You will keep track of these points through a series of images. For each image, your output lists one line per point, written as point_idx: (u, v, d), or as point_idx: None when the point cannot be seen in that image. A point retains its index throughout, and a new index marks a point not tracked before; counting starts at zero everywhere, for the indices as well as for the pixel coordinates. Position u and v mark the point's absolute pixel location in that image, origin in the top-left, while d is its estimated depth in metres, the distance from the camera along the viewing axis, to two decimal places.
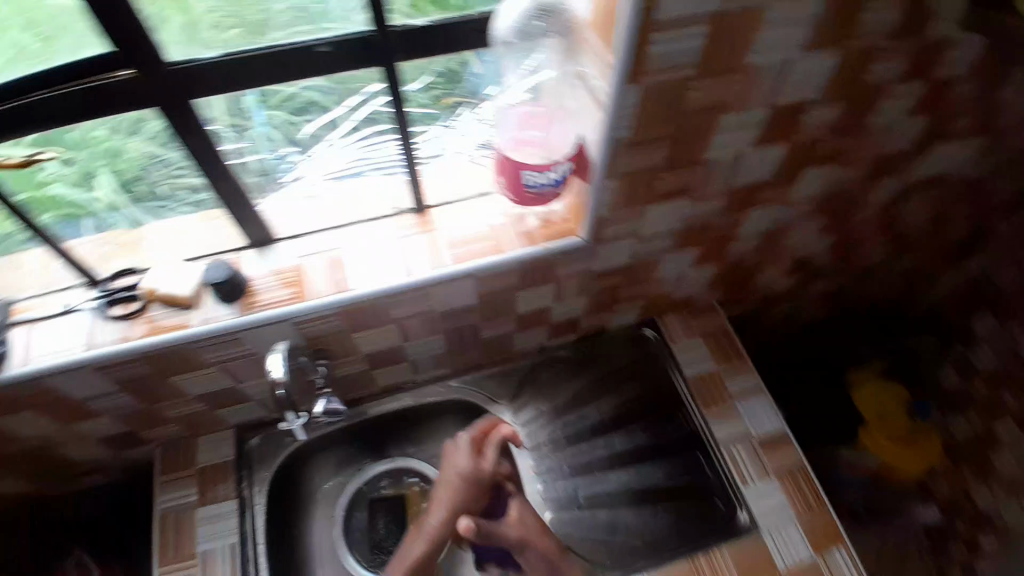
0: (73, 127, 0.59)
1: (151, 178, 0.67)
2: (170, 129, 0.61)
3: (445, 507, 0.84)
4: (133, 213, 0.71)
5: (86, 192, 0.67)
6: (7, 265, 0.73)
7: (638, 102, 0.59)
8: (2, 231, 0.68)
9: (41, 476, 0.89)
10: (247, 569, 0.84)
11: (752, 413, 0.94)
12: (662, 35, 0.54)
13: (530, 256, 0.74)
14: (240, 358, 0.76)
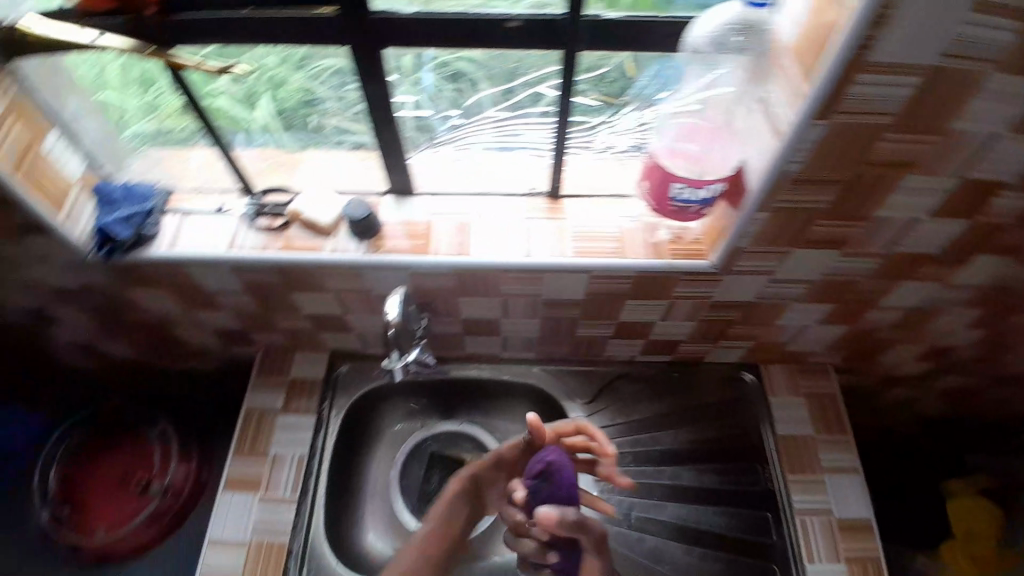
0: (252, 51, 0.66)
1: (305, 110, 0.74)
2: (339, 68, 0.67)
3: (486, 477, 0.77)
4: (280, 138, 0.79)
5: (248, 111, 0.74)
6: (174, 156, 0.82)
7: (820, 141, 0.55)
8: (177, 124, 0.77)
9: (162, 346, 0.99)
10: (309, 483, 0.89)
11: (839, 490, 0.89)
12: (867, 78, 0.50)
13: (652, 269, 0.71)
14: (355, 290, 0.81)
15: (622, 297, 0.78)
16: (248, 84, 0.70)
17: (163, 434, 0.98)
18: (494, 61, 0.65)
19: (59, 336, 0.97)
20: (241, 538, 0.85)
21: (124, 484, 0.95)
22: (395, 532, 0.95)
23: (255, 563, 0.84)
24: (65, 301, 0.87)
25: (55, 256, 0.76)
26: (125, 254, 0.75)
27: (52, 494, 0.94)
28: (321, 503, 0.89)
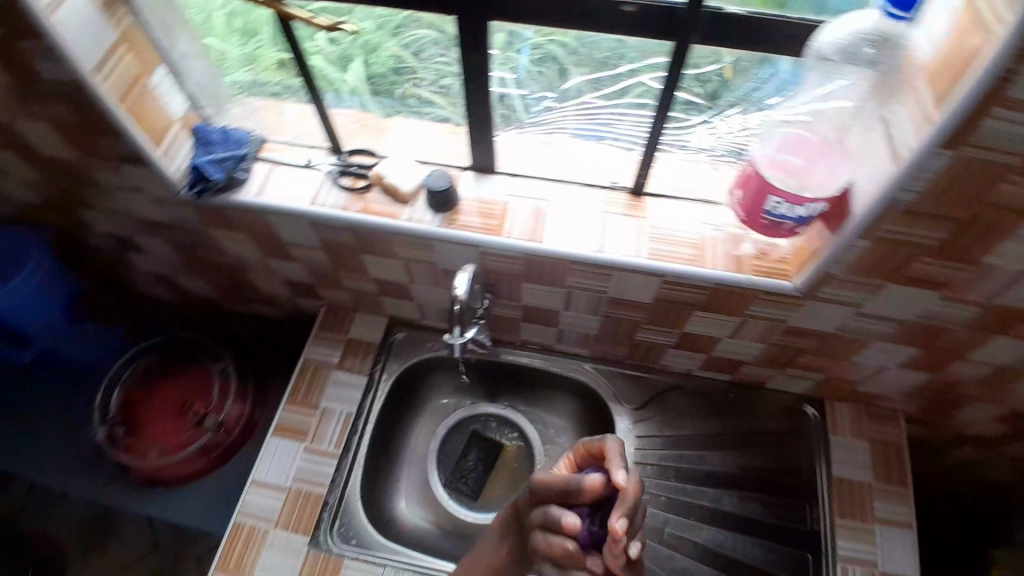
0: (355, 12, 0.67)
1: (393, 78, 0.75)
2: (435, 38, 0.67)
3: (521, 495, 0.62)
4: (366, 101, 0.80)
5: (340, 73, 0.75)
6: (269, 108, 0.85)
7: (942, 173, 0.51)
8: (274, 77, 0.79)
9: (234, 288, 1.03)
10: (351, 441, 0.91)
11: (890, 547, 0.83)
12: (1008, 113, 0.45)
13: (731, 282, 0.68)
14: (422, 260, 0.81)
15: (692, 306, 0.76)
16: (343, 46, 0.72)
17: (223, 372, 1.03)
18: (586, 49, 0.63)
19: (143, 265, 1.03)
20: (281, 482, 0.88)
21: (181, 414, 1.00)
22: (427, 504, 0.97)
23: (291, 508, 0.86)
24: (153, 233, 0.91)
25: (150, 189, 0.80)
26: (214, 195, 0.78)
27: (111, 414, 0.99)
28: (360, 464, 0.91)
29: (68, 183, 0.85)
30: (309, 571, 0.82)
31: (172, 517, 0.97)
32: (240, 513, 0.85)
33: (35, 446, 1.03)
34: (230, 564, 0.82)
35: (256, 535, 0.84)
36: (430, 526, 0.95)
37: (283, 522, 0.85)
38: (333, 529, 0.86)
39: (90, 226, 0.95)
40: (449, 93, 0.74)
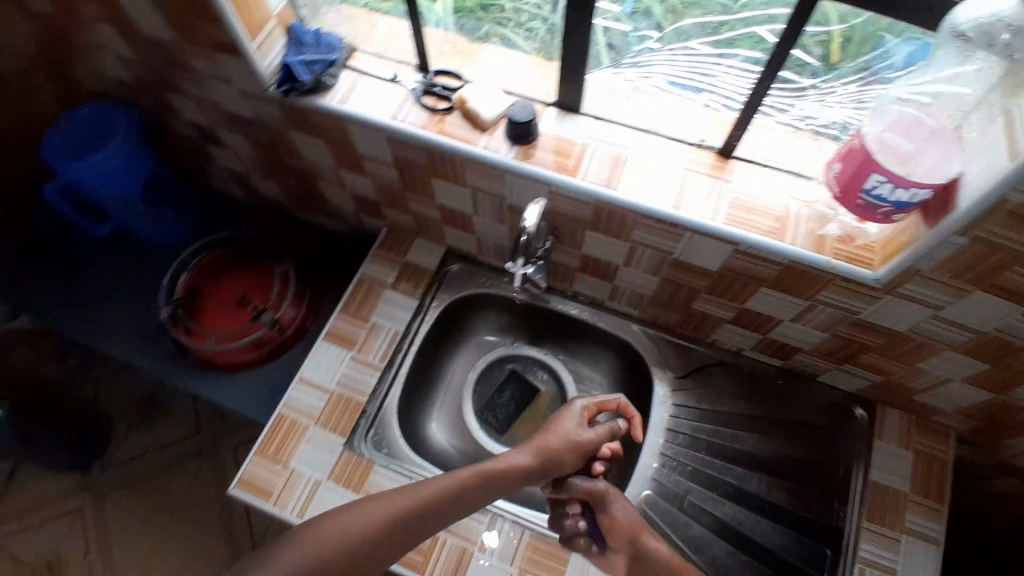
0: None
1: (479, 14, 0.77)
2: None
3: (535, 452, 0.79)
4: (450, 28, 0.81)
5: (430, 3, 0.77)
6: (362, 17, 0.85)
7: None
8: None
9: (304, 195, 1.06)
10: (395, 357, 0.94)
11: (910, 560, 0.79)
12: None
13: (808, 260, 0.66)
14: (491, 193, 0.81)
15: (759, 283, 0.74)
16: None
17: (283, 274, 1.06)
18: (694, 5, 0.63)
19: (223, 160, 1.06)
20: (327, 385, 0.92)
21: (241, 307, 1.05)
22: (456, 431, 1.00)
23: (332, 410, 0.90)
24: (236, 128, 0.94)
25: (241, 82, 0.81)
26: (302, 96, 0.79)
27: (177, 296, 1.04)
28: (399, 380, 0.94)
29: (163, 67, 0.87)
30: (340, 469, 0.86)
31: (220, 400, 1.03)
32: (285, 405, 0.90)
33: (106, 314, 1.11)
34: (270, 450, 0.87)
35: (298, 428, 0.89)
36: (455, 452, 0.98)
37: (323, 421, 0.89)
38: (366, 436, 0.90)
39: (179, 113, 0.98)
40: (533, 37, 0.76)
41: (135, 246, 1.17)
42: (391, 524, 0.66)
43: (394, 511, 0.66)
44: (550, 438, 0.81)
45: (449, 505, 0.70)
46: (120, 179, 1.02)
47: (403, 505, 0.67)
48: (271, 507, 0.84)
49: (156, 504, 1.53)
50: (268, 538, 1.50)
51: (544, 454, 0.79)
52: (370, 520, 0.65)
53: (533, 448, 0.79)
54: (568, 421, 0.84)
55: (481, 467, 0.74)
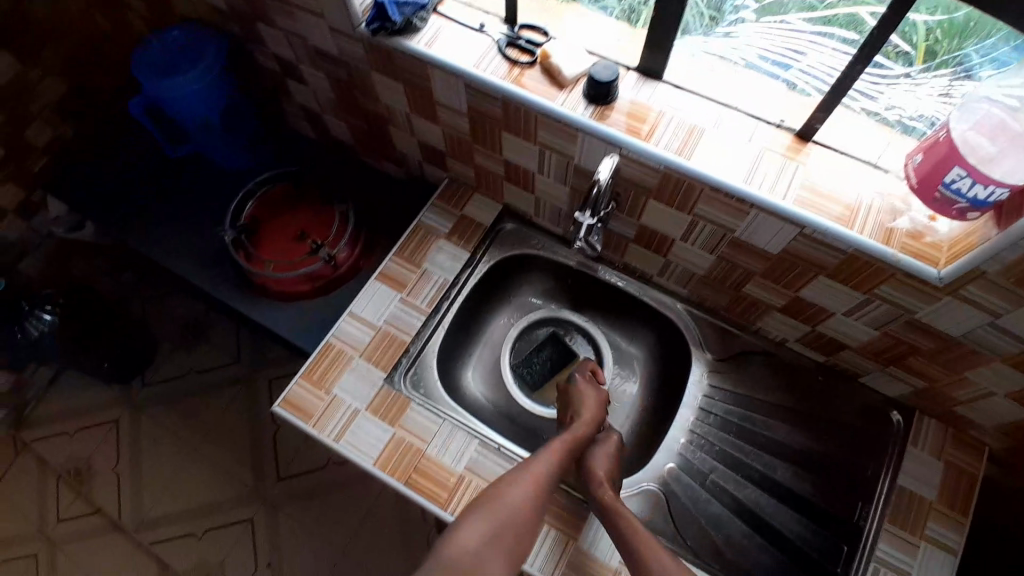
0: None
1: None
2: None
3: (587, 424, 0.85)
4: None
5: None
6: None
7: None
8: None
9: (372, 138, 1.08)
10: (443, 303, 0.97)
11: (927, 566, 0.80)
12: None
13: (873, 251, 0.66)
14: (561, 152, 0.82)
15: (818, 270, 0.74)
16: None
17: (342, 213, 1.10)
18: None
19: (298, 95, 1.09)
20: (373, 321, 0.94)
21: (299, 241, 1.09)
22: (491, 383, 1.03)
23: (376, 345, 0.93)
24: (318, 64, 0.96)
25: (332, 17, 0.83)
26: (388, 37, 0.80)
27: (240, 222, 1.08)
28: (443, 326, 0.97)
29: None
30: (378, 402, 0.89)
31: (270, 325, 1.07)
32: (333, 334, 0.93)
33: (171, 232, 1.16)
34: (314, 376, 0.90)
35: (343, 358, 0.92)
36: (488, 403, 1.01)
37: (367, 354, 0.92)
38: (406, 374, 0.93)
39: (263, 44, 1.01)
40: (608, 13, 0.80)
41: (204, 170, 1.22)
42: (526, 510, 0.72)
43: (522, 494, 0.73)
44: (589, 406, 0.88)
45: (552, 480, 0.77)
46: (199, 102, 1.06)
47: (526, 490, 0.74)
48: (310, 428, 0.87)
49: (190, 424, 1.60)
50: (290, 469, 1.56)
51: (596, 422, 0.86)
52: (511, 509, 0.71)
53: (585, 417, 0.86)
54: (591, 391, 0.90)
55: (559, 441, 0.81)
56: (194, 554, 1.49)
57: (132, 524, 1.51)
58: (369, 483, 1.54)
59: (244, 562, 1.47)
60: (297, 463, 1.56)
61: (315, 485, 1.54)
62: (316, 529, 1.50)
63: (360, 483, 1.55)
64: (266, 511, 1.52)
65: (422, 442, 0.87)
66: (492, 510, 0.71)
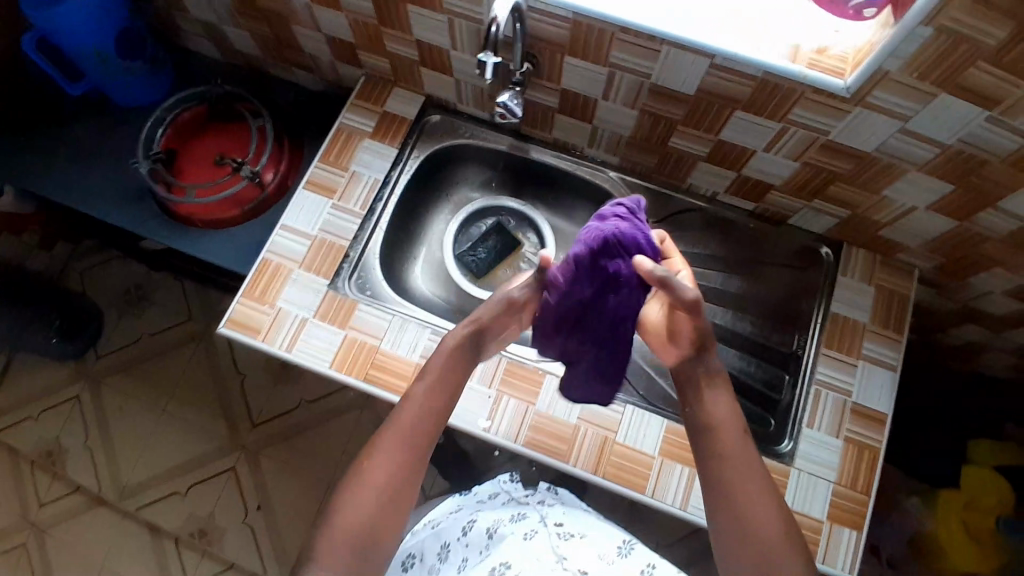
0: None
1: None
2: None
3: (468, 323, 0.76)
4: None
5: None
6: None
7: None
8: None
9: (280, 45, 1.03)
10: (376, 204, 0.95)
11: (866, 380, 0.87)
12: None
13: (781, 73, 0.67)
14: (469, 18, 0.79)
15: (733, 105, 0.75)
16: None
17: (260, 127, 1.05)
18: None
19: (194, 8, 1.02)
20: (307, 230, 0.91)
21: (219, 163, 1.05)
22: (439, 280, 1.02)
23: (315, 253, 0.90)
24: None
25: None
26: None
27: (154, 151, 1.03)
28: (382, 227, 0.95)
29: None
30: (325, 307, 0.88)
31: (206, 255, 1.03)
32: (268, 249, 0.90)
33: (85, 179, 1.09)
34: (256, 291, 0.88)
35: (281, 272, 0.89)
36: (438, 299, 1.01)
37: (306, 264, 0.90)
38: (350, 278, 0.91)
39: None
40: None
41: (109, 111, 1.14)
42: (397, 470, 0.67)
43: (392, 457, 0.67)
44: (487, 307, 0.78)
45: (422, 437, 0.69)
46: (100, 29, 0.98)
47: (396, 449, 0.68)
48: (259, 342, 0.86)
49: (153, 387, 1.57)
50: (264, 414, 1.55)
51: (485, 327, 0.76)
52: (382, 477, 0.66)
53: (473, 322, 0.76)
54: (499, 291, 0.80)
55: (421, 388, 0.72)
56: (184, 510, 1.49)
57: (115, 493, 1.50)
58: (347, 414, 1.56)
59: (233, 510, 1.49)
60: (269, 408, 1.56)
61: (291, 425, 1.54)
62: (301, 468, 1.52)
63: (338, 415, 1.56)
64: (247, 459, 1.52)
65: (375, 339, 0.87)
66: (349, 501, 0.65)
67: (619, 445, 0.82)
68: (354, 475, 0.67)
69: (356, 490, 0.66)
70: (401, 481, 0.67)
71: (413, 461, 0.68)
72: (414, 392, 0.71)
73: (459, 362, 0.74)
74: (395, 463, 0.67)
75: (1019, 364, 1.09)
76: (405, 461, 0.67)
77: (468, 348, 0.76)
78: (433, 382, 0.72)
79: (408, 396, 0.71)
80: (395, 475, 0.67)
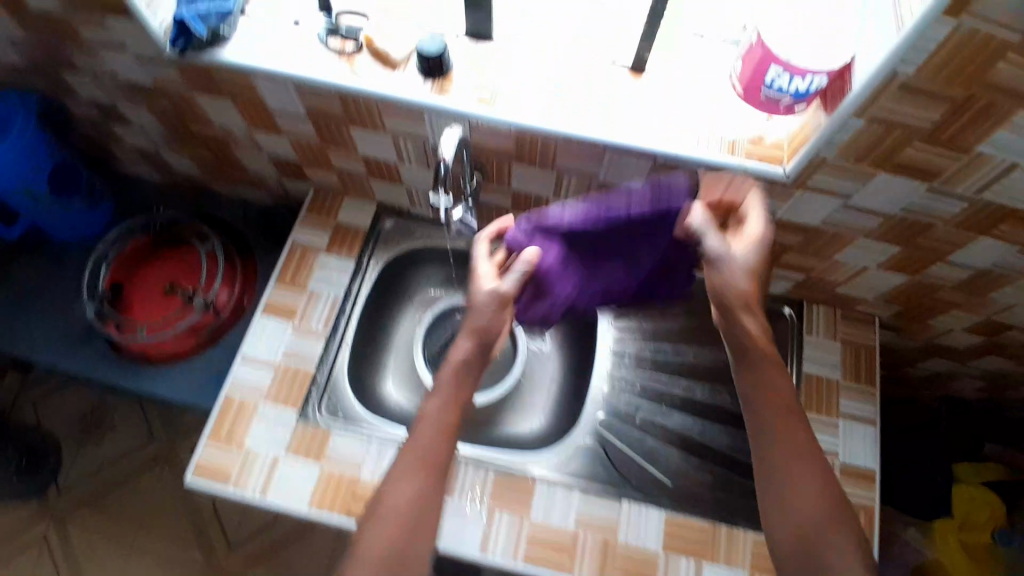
0: None
1: None
2: None
3: (470, 335, 0.70)
4: None
5: None
6: None
7: (945, 45, 0.51)
8: None
9: (221, 166, 1.01)
10: (340, 319, 0.92)
11: (849, 438, 0.88)
12: None
13: (722, 166, 0.69)
14: (413, 137, 0.79)
15: None
16: None
17: (209, 252, 1.02)
18: None
19: (129, 138, 1.01)
20: (269, 358, 0.88)
21: (169, 294, 1.01)
22: (414, 386, 1.00)
23: (281, 383, 0.87)
24: (134, 98, 0.88)
25: (134, 46, 0.76)
26: (198, 54, 0.74)
27: (99, 292, 0.99)
28: (348, 343, 0.92)
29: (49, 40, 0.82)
30: (297, 442, 0.84)
31: (165, 393, 0.98)
32: (230, 385, 0.86)
33: (27, 324, 1.03)
34: (221, 434, 0.84)
35: (246, 408, 0.85)
36: (415, 408, 0.98)
37: (273, 396, 0.86)
38: (320, 405, 0.88)
39: (74, 91, 0.92)
40: None
41: (48, 246, 1.09)
42: (410, 506, 0.62)
43: (408, 491, 0.63)
44: (479, 315, 0.71)
45: (433, 479, 0.65)
46: (26, 174, 0.94)
47: (413, 483, 0.63)
48: (231, 489, 0.81)
49: (121, 518, 1.47)
50: (241, 533, 1.47)
51: (487, 337, 0.71)
52: (393, 513, 0.62)
53: (474, 333, 0.71)
54: (473, 294, 0.72)
55: (431, 405, 0.68)
56: None
57: None
58: None
59: None
60: (246, 525, 1.47)
61: (271, 542, 1.46)
62: None
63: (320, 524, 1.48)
64: None
65: (353, 468, 0.83)
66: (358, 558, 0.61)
67: (622, 545, 0.80)
68: (365, 518, 0.63)
69: (367, 534, 0.62)
70: (418, 519, 0.62)
71: (428, 495, 0.64)
72: (425, 409, 0.68)
73: (463, 378, 0.70)
74: (410, 501, 0.63)
75: (987, 388, 1.12)
76: (420, 495, 0.63)
77: (469, 367, 0.70)
78: (446, 402, 0.68)
79: (420, 415, 0.68)
80: (410, 514, 0.62)
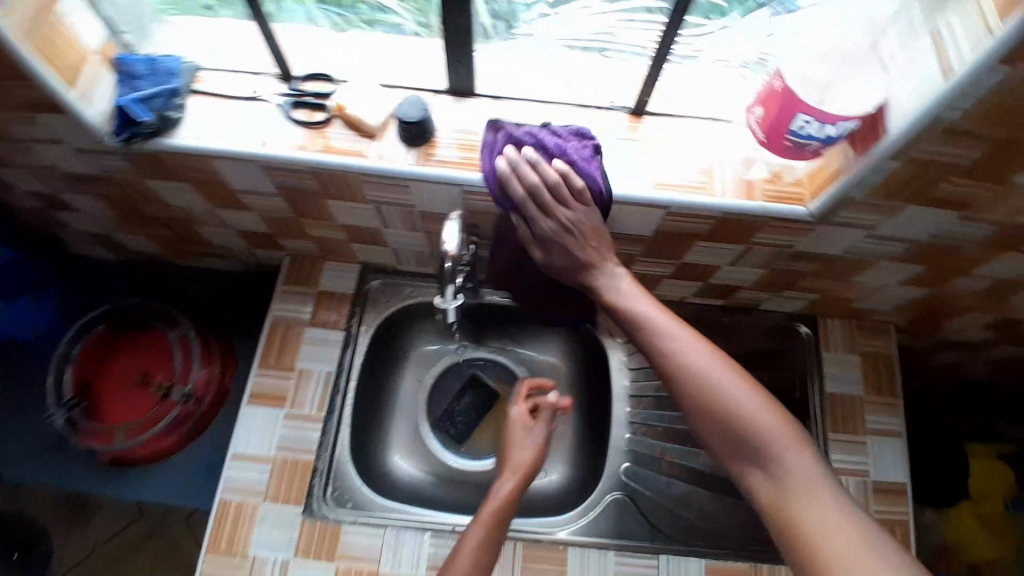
0: None
1: None
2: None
3: (518, 472, 0.76)
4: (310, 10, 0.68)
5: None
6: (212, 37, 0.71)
7: (994, 90, 0.46)
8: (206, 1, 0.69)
9: (182, 241, 0.92)
10: (335, 396, 0.85)
11: (878, 454, 0.85)
12: None
13: (742, 211, 0.64)
14: (398, 205, 0.72)
15: (695, 237, 0.71)
16: None
17: (182, 337, 0.93)
18: None
19: (76, 223, 0.91)
20: (266, 451, 0.81)
21: (143, 387, 0.91)
22: (422, 453, 0.93)
23: (280, 479, 0.80)
24: (74, 186, 0.78)
25: (70, 139, 0.67)
26: (147, 142, 0.65)
27: (68, 399, 0.89)
28: (346, 423, 0.85)
29: None
30: (305, 542, 0.77)
31: (156, 496, 0.91)
32: (224, 488, 0.79)
33: None
34: (222, 543, 0.77)
35: (245, 512, 0.78)
36: (426, 477, 0.92)
37: (273, 494, 0.79)
38: (326, 495, 0.81)
39: (6, 183, 0.81)
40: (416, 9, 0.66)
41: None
42: None
43: None
44: (521, 451, 0.79)
45: None
46: None
47: None
48: None
49: None
50: None
51: (527, 471, 0.77)
52: None
53: (519, 471, 0.76)
54: (516, 432, 0.81)
55: (472, 531, 0.68)
56: None
57: None
58: None
59: None
60: None
61: None
62: None
63: None
64: None
65: (371, 562, 0.77)
66: None
67: None
68: None
69: None
70: None
71: None
72: (468, 535, 0.68)
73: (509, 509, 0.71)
74: None
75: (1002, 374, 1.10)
76: None
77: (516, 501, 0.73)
78: (485, 522, 0.69)
79: (461, 541, 0.68)
80: None
